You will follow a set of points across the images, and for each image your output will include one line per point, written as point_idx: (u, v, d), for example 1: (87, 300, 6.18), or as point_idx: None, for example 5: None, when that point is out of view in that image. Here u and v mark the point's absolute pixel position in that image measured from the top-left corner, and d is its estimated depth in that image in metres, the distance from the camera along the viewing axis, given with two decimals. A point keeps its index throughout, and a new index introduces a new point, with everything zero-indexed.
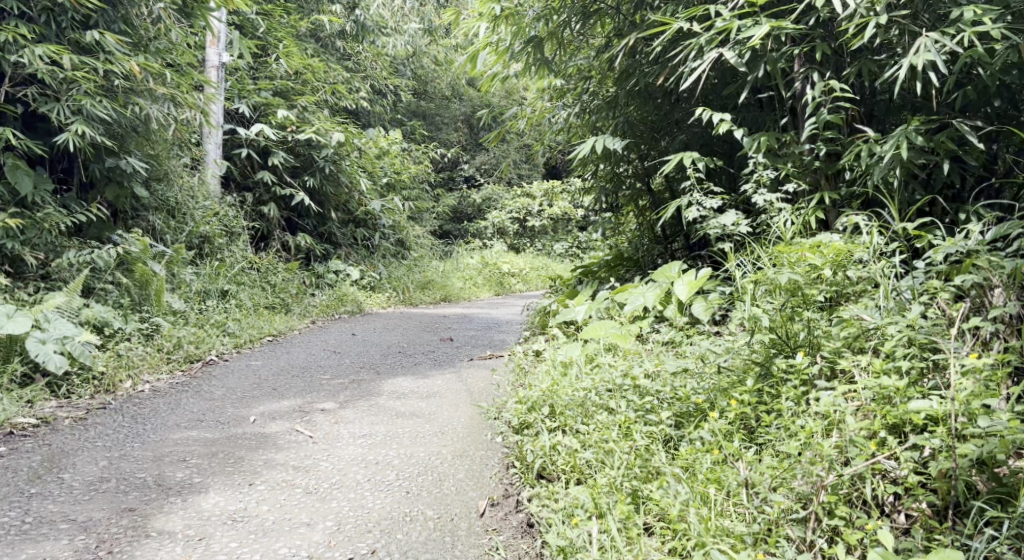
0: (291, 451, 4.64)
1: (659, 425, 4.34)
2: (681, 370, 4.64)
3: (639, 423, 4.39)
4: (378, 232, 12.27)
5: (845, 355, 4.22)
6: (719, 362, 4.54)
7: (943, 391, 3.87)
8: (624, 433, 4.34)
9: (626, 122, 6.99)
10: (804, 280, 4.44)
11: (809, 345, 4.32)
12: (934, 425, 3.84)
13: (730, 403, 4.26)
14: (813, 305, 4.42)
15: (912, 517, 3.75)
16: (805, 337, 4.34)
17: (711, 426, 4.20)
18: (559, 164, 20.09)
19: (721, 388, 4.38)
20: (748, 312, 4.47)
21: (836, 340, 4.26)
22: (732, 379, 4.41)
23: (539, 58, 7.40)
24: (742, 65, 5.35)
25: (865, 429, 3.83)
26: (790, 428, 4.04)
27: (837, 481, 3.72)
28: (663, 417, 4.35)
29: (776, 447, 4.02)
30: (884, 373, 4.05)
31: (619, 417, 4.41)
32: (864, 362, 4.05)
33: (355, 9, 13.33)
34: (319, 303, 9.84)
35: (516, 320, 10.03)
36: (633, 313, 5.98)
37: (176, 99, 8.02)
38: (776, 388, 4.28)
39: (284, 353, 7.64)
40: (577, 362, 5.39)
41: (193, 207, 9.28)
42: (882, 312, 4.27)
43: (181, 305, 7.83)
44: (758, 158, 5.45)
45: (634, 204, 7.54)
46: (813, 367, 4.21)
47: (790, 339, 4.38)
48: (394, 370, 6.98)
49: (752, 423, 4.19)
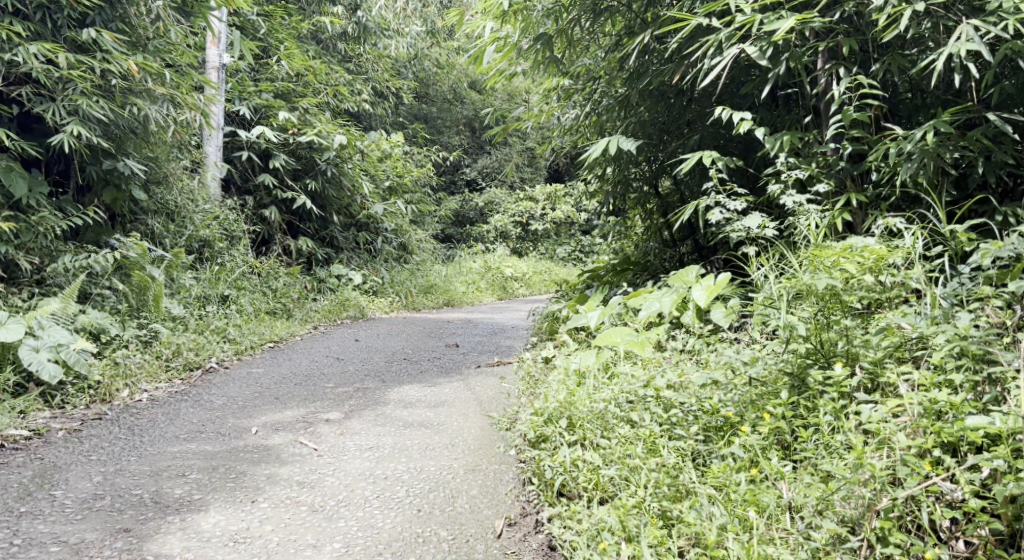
0: (295, 466, 4.42)
1: (688, 438, 4.15)
2: (706, 382, 4.43)
3: (664, 438, 4.18)
4: (380, 236, 12.04)
5: (889, 365, 4.05)
6: (747, 373, 4.33)
7: (1004, 407, 3.67)
8: (648, 448, 4.13)
9: (636, 123, 6.77)
10: (841, 285, 4.26)
11: (846, 356, 4.14)
12: (993, 444, 3.66)
13: (761, 417, 4.07)
14: (849, 312, 4.26)
15: (972, 544, 3.55)
16: (843, 347, 4.16)
17: (743, 441, 4.01)
18: (562, 167, 19.87)
19: (750, 400, 4.18)
20: (782, 321, 4.28)
21: (878, 350, 4.08)
22: (763, 390, 4.20)
23: (548, 57, 7.21)
24: (763, 60, 5.17)
25: (919, 447, 3.66)
26: (832, 445, 3.88)
27: (890, 505, 3.57)
28: (691, 430, 4.15)
29: (816, 465, 3.86)
30: (935, 387, 3.88)
31: (643, 431, 4.20)
32: (913, 374, 3.88)
33: (357, 11, 13.14)
34: (321, 308, 9.64)
35: (522, 325, 9.83)
36: (649, 319, 5.79)
37: (176, 100, 7.81)
38: (813, 401, 4.09)
39: (285, 360, 7.43)
40: (593, 372, 5.19)
41: (193, 211, 9.07)
42: (926, 320, 4.09)
43: (181, 311, 7.63)
44: (782, 158, 5.25)
45: (641, 206, 7.32)
46: (853, 379, 4.03)
47: (825, 348, 4.20)
48: (398, 377, 6.76)
49: (787, 438, 4.00)
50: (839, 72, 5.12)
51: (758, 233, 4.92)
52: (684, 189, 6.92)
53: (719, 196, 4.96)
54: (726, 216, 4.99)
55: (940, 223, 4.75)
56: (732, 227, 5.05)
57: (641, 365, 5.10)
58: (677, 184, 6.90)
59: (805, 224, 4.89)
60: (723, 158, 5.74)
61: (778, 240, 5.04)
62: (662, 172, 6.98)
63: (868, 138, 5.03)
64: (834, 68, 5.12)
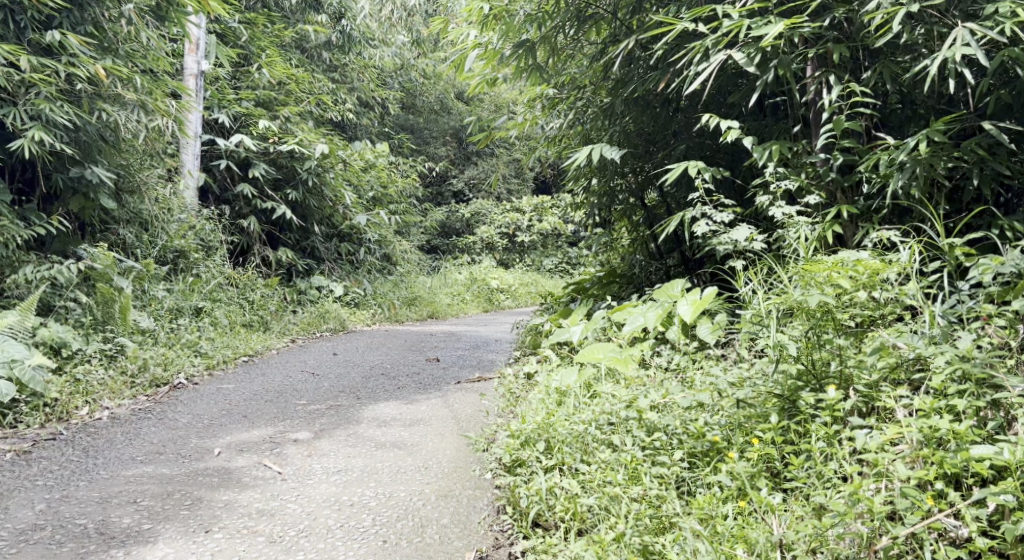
0: (255, 492, 4.18)
1: (673, 464, 3.93)
2: (694, 404, 4.22)
3: (646, 463, 3.96)
4: (364, 246, 11.78)
5: (884, 389, 3.86)
6: (736, 395, 4.13)
7: (1012, 437, 3.49)
8: (630, 475, 3.91)
9: (621, 133, 6.57)
10: (835, 302, 4.04)
11: (840, 378, 3.95)
12: (1000, 476, 3.48)
13: (750, 442, 3.88)
14: (843, 330, 4.05)
15: None
16: (836, 368, 3.97)
17: (731, 468, 3.80)
18: (550, 178, 19.66)
19: (738, 423, 3.99)
20: (773, 339, 4.07)
21: (874, 372, 3.89)
22: (752, 413, 4.01)
23: (530, 65, 7.00)
24: (751, 66, 4.96)
25: (921, 479, 3.46)
26: (826, 474, 3.70)
27: (890, 544, 3.38)
28: (676, 456, 3.93)
29: (810, 496, 3.66)
30: (936, 413, 3.68)
31: (625, 456, 3.98)
32: (913, 399, 3.67)
33: (341, 19, 12.92)
34: (299, 321, 9.39)
35: (506, 339, 9.58)
36: (633, 335, 5.59)
37: (147, 106, 7.56)
38: (804, 426, 3.90)
39: (259, 375, 7.18)
40: (575, 391, 4.96)
41: (167, 221, 8.82)
42: (924, 339, 3.89)
43: (150, 323, 7.38)
44: (770, 168, 5.02)
45: (628, 219, 7.17)
46: (847, 402, 3.83)
47: (817, 369, 4.01)
48: (375, 394, 6.51)
49: (777, 465, 3.80)
50: (829, 79, 4.90)
51: (746, 246, 4.69)
52: (670, 201, 6.70)
53: (706, 207, 4.74)
54: (713, 227, 4.76)
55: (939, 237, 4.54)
56: (718, 240, 4.78)
57: (624, 384, 4.86)
58: (663, 195, 6.67)
59: (795, 236, 4.65)
60: (709, 169, 5.53)
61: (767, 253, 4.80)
62: (650, 183, 6.76)
63: (860, 148, 4.82)
64: (823, 75, 4.91)
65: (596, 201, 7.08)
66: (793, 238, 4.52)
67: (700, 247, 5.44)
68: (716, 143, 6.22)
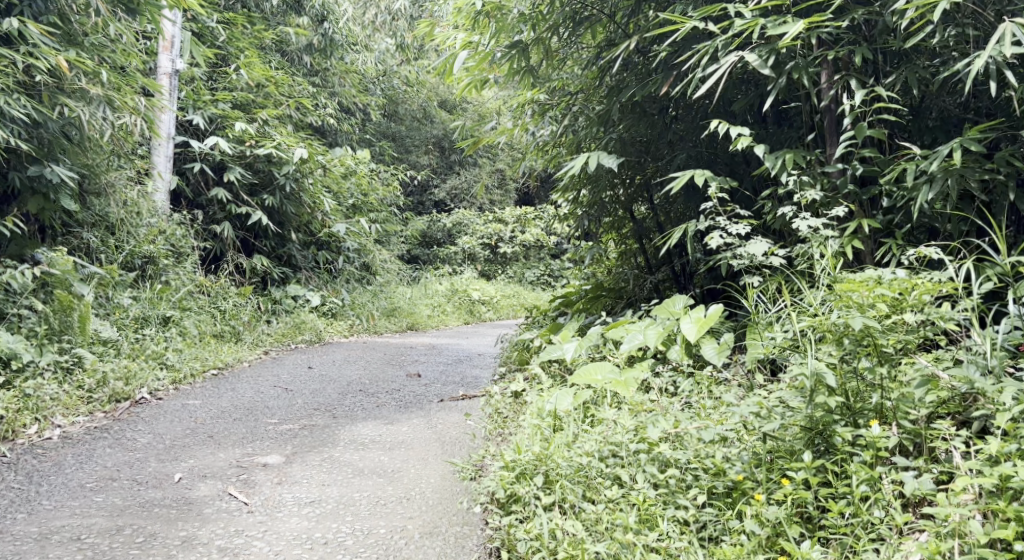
0: (217, 527, 3.78)
1: (694, 507, 3.67)
2: (715, 439, 3.91)
3: (660, 505, 3.69)
4: (342, 255, 11.31)
5: (937, 427, 3.64)
6: (761, 429, 3.84)
7: None
8: (643, 518, 3.63)
9: (617, 141, 6.11)
10: (879, 325, 3.69)
11: (879, 413, 3.71)
12: None
13: (781, 482, 3.65)
14: (884, 357, 3.71)
15: None
16: (877, 401, 3.72)
17: (760, 514, 3.54)
18: (533, 189, 19.25)
19: (762, 461, 3.73)
20: (806, 368, 3.72)
21: (922, 407, 3.68)
22: (781, 449, 3.75)
23: (522, 67, 6.60)
24: (765, 68, 4.57)
25: (1002, 537, 3.25)
26: (870, 522, 3.48)
27: None
28: (696, 499, 3.67)
29: (858, 550, 3.41)
30: (1005, 459, 3.47)
31: (637, 496, 3.70)
32: (982, 446, 3.46)
33: (323, 22, 12.47)
34: (274, 332, 8.96)
35: (490, 353, 9.17)
36: (631, 353, 5.18)
37: (114, 102, 7.11)
38: (842, 466, 3.65)
39: (228, 391, 6.72)
40: (573, 417, 4.59)
41: (136, 224, 8.35)
42: (985, 373, 3.67)
43: (112, 333, 6.93)
44: (785, 176, 4.62)
45: (617, 231, 6.81)
46: (892, 440, 3.61)
47: (855, 403, 3.74)
48: (352, 413, 6.08)
49: (812, 510, 3.55)
50: (850, 83, 4.51)
51: (763, 261, 4.30)
52: (660, 214, 6.35)
53: (720, 218, 4.33)
54: (727, 240, 4.36)
55: (989, 257, 4.19)
56: (731, 253, 4.37)
57: (626, 411, 4.47)
58: (654, 209, 6.30)
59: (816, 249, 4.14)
60: (716, 178, 5.16)
61: (785, 268, 4.38)
62: (639, 195, 6.39)
63: (882, 158, 4.44)
64: (842, 78, 4.52)
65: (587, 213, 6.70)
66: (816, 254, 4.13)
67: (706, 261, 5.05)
68: (715, 154, 5.86)
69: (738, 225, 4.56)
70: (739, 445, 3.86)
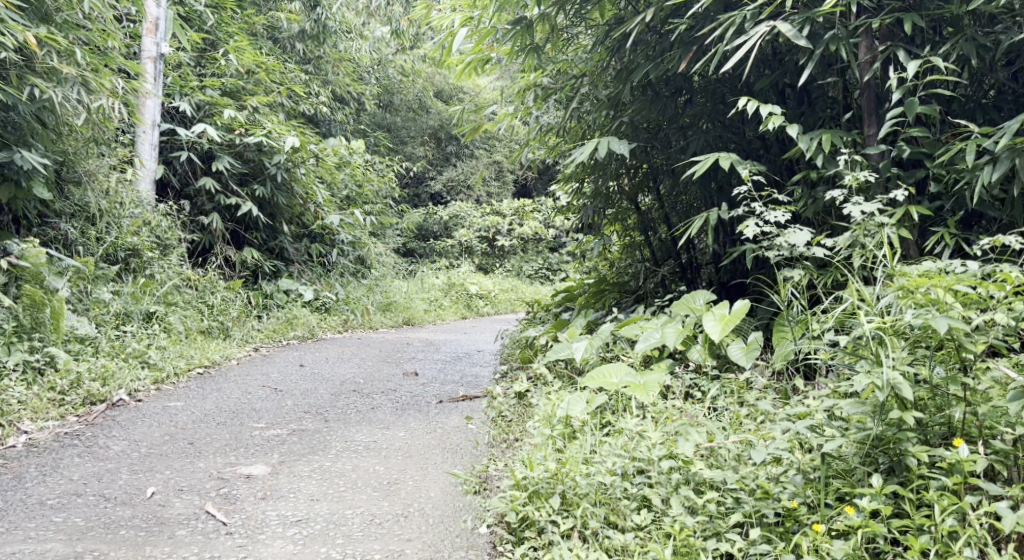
0: (190, 553, 3.47)
1: (742, 540, 3.39)
2: (768, 460, 3.64)
3: (700, 535, 3.41)
4: (336, 248, 10.84)
5: None
6: (818, 449, 3.58)
7: None
8: (683, 551, 3.36)
9: (630, 125, 5.68)
10: (962, 327, 3.38)
11: (963, 432, 3.47)
12: None
13: (843, 511, 3.39)
14: (965, 365, 3.49)
15: None
16: (961, 419, 3.47)
17: (825, 548, 3.29)
18: (530, 181, 18.75)
19: (818, 486, 3.49)
20: (876, 379, 3.40)
21: (1018, 426, 3.42)
22: (838, 469, 3.52)
23: (526, 45, 6.15)
24: (801, 38, 4.20)
25: None
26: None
27: None
28: (745, 532, 3.39)
29: None
30: None
31: (675, 525, 3.43)
32: None
33: (316, 8, 11.96)
34: (264, 328, 8.52)
35: (489, 349, 8.75)
36: (647, 352, 4.78)
37: (89, 83, 6.72)
38: (920, 495, 3.41)
39: (212, 392, 6.28)
40: (590, 425, 4.21)
41: (120, 214, 7.90)
42: None
43: (90, 330, 6.50)
44: (822, 158, 4.26)
45: (621, 223, 6.40)
46: (980, 462, 3.36)
47: (930, 421, 3.51)
48: (345, 416, 5.64)
49: (884, 544, 3.30)
50: (897, 55, 4.14)
51: (805, 252, 3.92)
52: (668, 205, 5.96)
53: (758, 205, 3.94)
54: (766, 230, 3.97)
55: None
56: (771, 244, 3.96)
57: (649, 418, 4.11)
58: (660, 199, 5.89)
59: (871, 240, 3.76)
60: (743, 161, 4.78)
61: (833, 260, 3.93)
62: (641, 187, 6.00)
63: (932, 139, 4.09)
64: (888, 50, 4.14)
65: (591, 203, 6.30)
66: (867, 244, 3.76)
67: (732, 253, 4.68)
68: (732, 140, 5.45)
69: (776, 212, 4.14)
70: (791, 466, 3.61)
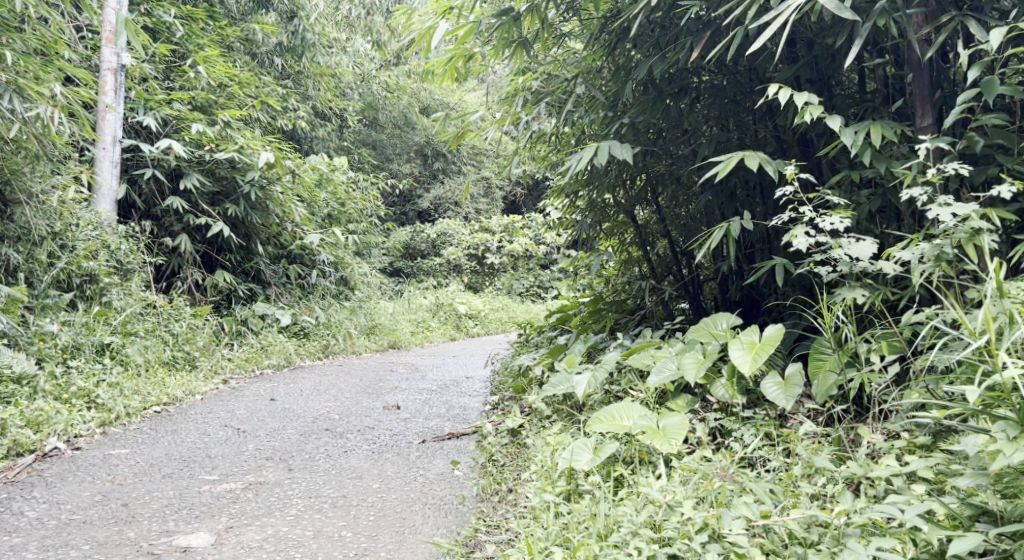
0: None
1: None
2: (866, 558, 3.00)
3: None
4: (317, 269, 10.04)
5: None
6: (941, 543, 3.01)
7: None
8: None
9: (631, 128, 4.92)
10: None
11: None
12: None
13: None
14: None
15: None
16: None
17: None
18: (521, 195, 17.96)
19: None
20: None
21: None
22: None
23: (514, 40, 5.32)
24: (846, 11, 3.48)
25: None
26: None
27: None
28: None
29: None
30: None
31: None
32: None
33: (293, 19, 11.15)
34: (235, 357, 7.73)
35: (480, 374, 7.97)
36: (662, 386, 4.04)
37: (23, 91, 6.07)
38: None
39: (166, 433, 5.56)
40: (604, 487, 3.53)
41: (74, 236, 7.12)
42: None
43: (28, 368, 5.75)
44: (873, 154, 3.59)
45: (619, 238, 5.68)
46: None
47: None
48: (312, 463, 4.88)
49: None
50: (967, 28, 3.50)
51: (870, 267, 3.59)
52: (669, 221, 5.25)
53: (817, 211, 3.50)
54: (822, 240, 3.59)
55: None
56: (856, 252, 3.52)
57: (677, 480, 3.46)
58: (659, 214, 5.19)
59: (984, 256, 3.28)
60: (771, 162, 4.08)
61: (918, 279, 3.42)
62: (637, 202, 5.27)
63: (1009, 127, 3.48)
64: (956, 21, 3.49)
65: (588, 216, 5.57)
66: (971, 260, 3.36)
67: (769, 267, 4.00)
68: (744, 145, 4.75)
69: (836, 221, 3.59)
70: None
